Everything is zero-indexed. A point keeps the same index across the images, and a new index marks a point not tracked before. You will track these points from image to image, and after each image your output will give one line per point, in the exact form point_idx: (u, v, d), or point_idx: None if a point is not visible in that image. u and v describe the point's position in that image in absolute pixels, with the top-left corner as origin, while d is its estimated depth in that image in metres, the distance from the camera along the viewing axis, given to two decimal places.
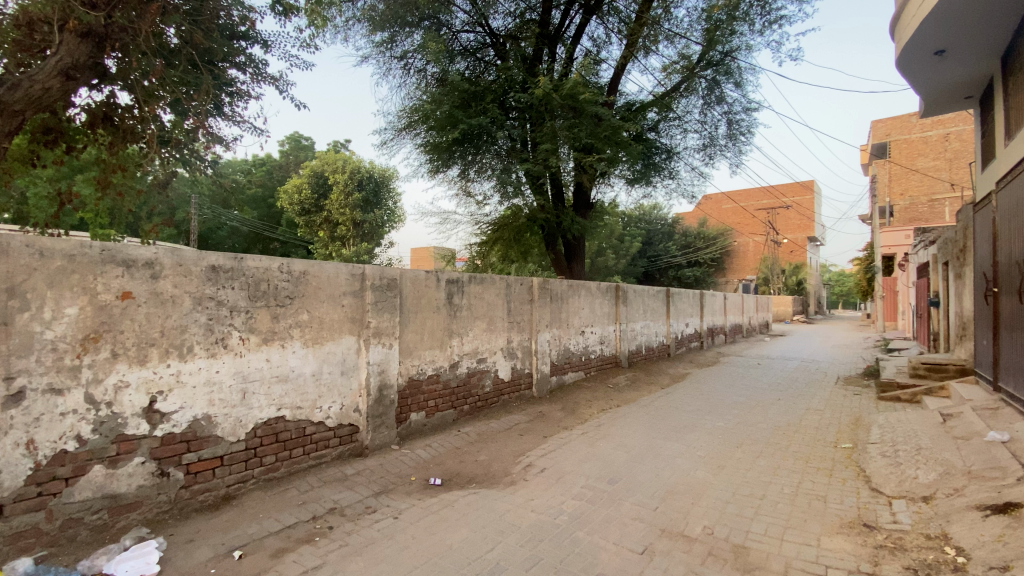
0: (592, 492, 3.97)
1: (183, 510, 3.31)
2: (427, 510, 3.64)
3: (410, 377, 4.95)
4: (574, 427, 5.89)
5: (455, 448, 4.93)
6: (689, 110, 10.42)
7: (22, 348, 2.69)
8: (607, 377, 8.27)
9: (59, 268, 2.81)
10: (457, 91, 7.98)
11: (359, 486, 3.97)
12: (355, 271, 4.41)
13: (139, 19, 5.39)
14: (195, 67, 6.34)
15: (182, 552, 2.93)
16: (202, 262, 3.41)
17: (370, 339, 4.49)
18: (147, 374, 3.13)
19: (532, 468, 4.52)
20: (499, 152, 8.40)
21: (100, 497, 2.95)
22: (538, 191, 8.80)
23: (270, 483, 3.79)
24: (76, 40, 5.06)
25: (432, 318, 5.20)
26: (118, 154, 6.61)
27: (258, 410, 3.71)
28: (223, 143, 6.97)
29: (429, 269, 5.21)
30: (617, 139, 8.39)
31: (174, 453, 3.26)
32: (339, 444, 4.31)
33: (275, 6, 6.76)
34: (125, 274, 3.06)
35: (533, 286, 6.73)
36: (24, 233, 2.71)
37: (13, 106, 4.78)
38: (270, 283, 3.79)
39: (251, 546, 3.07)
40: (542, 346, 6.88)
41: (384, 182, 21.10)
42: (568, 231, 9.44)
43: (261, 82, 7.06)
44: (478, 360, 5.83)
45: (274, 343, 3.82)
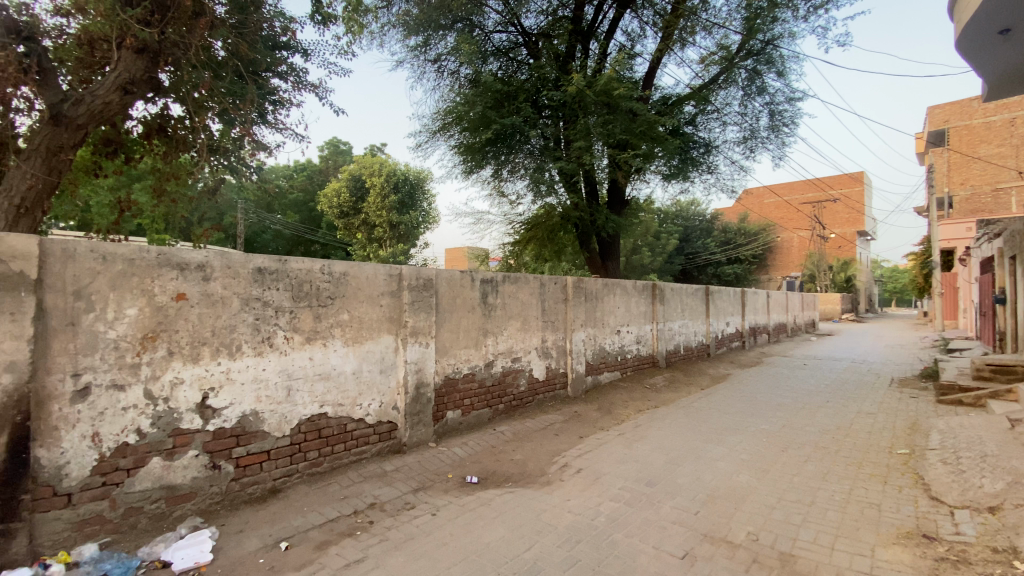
0: (630, 494, 3.91)
1: (233, 501, 3.45)
2: (464, 508, 3.67)
3: (446, 375, 5.01)
4: (611, 428, 5.82)
5: (491, 447, 4.96)
6: (728, 102, 10.10)
7: (87, 346, 2.87)
8: (645, 378, 8.12)
9: (120, 271, 2.99)
10: (490, 92, 7.99)
11: (398, 482, 4.05)
12: (393, 271, 4.50)
13: (190, 34, 5.67)
14: (240, 79, 6.61)
15: (233, 542, 3.06)
16: (249, 264, 3.56)
17: (407, 338, 4.57)
18: (200, 372, 3.29)
19: (569, 468, 4.49)
20: (532, 151, 8.40)
21: (158, 488, 3.12)
22: (572, 189, 8.70)
23: (314, 478, 3.91)
24: (133, 56, 5.33)
25: (467, 318, 5.25)
26: (171, 163, 6.96)
27: (302, 407, 3.84)
28: (267, 149, 7.25)
29: (464, 269, 5.24)
30: (653, 133, 8.22)
31: (225, 447, 3.41)
32: (378, 440, 4.41)
33: (314, 15, 6.98)
34: (180, 276, 3.23)
35: (567, 285, 6.69)
36: (89, 239, 2.89)
37: (77, 121, 5.11)
38: (312, 284, 3.92)
39: (297, 538, 3.18)
40: (578, 345, 6.82)
41: (419, 184, 21.45)
42: (602, 229, 9.29)
43: (302, 90, 7.31)
44: (513, 359, 5.84)
45: (316, 342, 3.95)
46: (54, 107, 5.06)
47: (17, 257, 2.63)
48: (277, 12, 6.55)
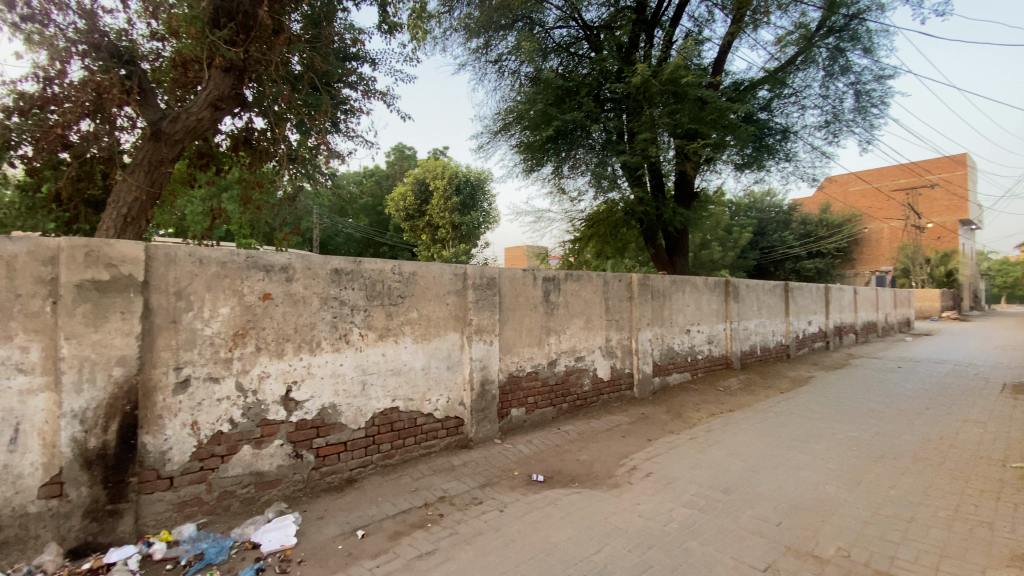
0: (704, 501, 3.73)
1: (314, 489, 3.66)
2: (531, 506, 3.66)
3: (510, 373, 5.03)
4: (682, 431, 5.58)
5: (556, 446, 4.92)
6: (807, 84, 9.40)
7: (187, 342, 3.14)
8: (717, 380, 7.73)
9: (214, 273, 3.25)
10: (552, 89, 7.93)
11: (465, 477, 4.11)
12: (458, 270, 4.58)
13: (270, 50, 6.06)
14: (315, 90, 6.99)
15: (314, 528, 3.25)
16: (327, 265, 3.75)
17: (472, 336, 4.63)
18: (284, 366, 3.52)
19: (637, 471, 4.36)
20: (594, 146, 8.24)
21: (248, 473, 3.37)
22: (636, 184, 8.44)
23: (387, 469, 4.07)
24: (221, 75, 5.76)
25: (530, 316, 5.24)
26: (256, 172, 7.53)
27: (375, 401, 4.00)
28: (340, 157, 7.64)
29: (526, 267, 5.23)
30: (724, 121, 7.81)
31: (306, 437, 3.62)
32: (446, 435, 4.51)
33: (381, 25, 7.25)
34: (265, 278, 3.46)
35: (632, 283, 6.51)
36: (188, 245, 3.16)
37: (174, 137, 5.63)
38: (384, 284, 4.07)
39: (372, 527, 3.32)
40: (644, 345, 6.61)
41: (480, 185, 21.78)
42: (670, 223, 8.90)
43: (371, 98, 7.61)
44: (576, 358, 5.76)
45: (388, 339, 4.09)
46: (155, 124, 5.59)
47: (127, 261, 2.93)
48: (347, 25, 6.89)
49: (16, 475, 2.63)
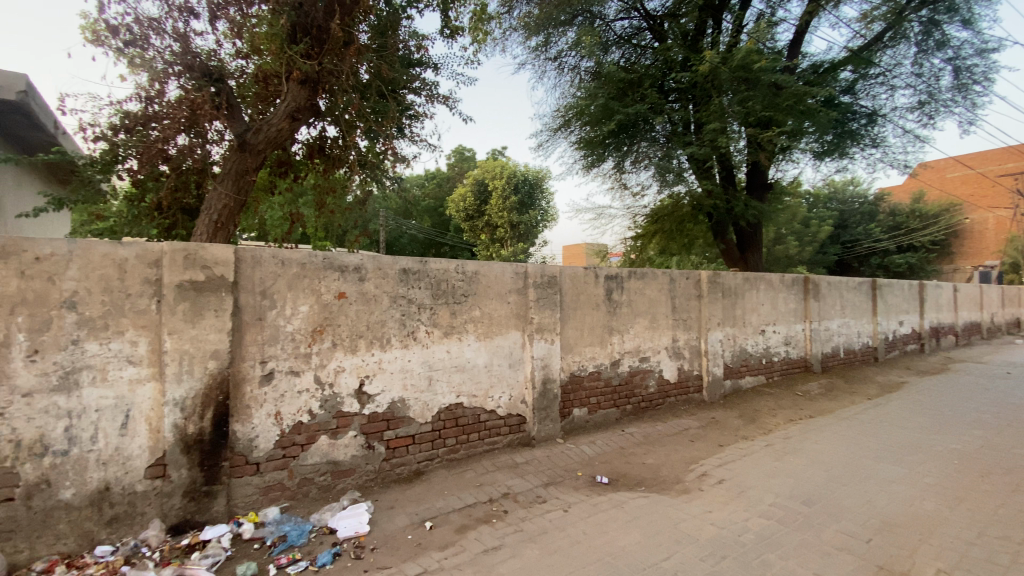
0: (783, 512, 3.50)
1: (384, 479, 3.82)
2: (596, 508, 3.61)
3: (572, 372, 4.99)
4: (756, 437, 5.29)
5: (621, 448, 4.82)
6: (897, 63, 8.59)
7: (271, 338, 3.37)
8: (795, 384, 7.26)
9: (295, 273, 3.46)
10: (613, 83, 7.76)
11: (529, 475, 4.12)
12: (520, 269, 4.59)
13: (341, 61, 6.36)
14: (382, 97, 7.27)
15: (386, 517, 3.38)
16: (396, 265, 3.90)
17: (534, 334, 4.63)
18: (358, 361, 3.69)
19: (708, 478, 4.17)
20: (657, 138, 7.98)
21: (325, 462, 3.56)
22: (705, 177, 8.05)
23: (453, 463, 4.16)
24: (298, 87, 6.12)
25: (592, 314, 5.16)
26: (330, 178, 7.94)
27: (441, 396, 4.11)
28: (405, 160, 7.89)
29: (588, 265, 5.15)
30: (801, 107, 7.37)
31: (377, 429, 3.78)
32: (509, 432, 4.55)
33: (443, 29, 7.41)
34: (340, 277, 3.65)
35: (701, 281, 6.23)
36: (271, 247, 3.38)
37: (257, 147, 6.08)
38: (449, 283, 4.16)
39: (439, 519, 3.41)
40: (714, 346, 6.32)
41: (539, 184, 21.76)
42: (741, 217, 8.46)
43: (434, 102, 7.79)
44: (641, 359, 5.61)
45: (453, 336, 4.19)
46: (241, 135, 6.05)
47: (219, 263, 3.18)
48: (411, 33, 7.13)
49: (127, 457, 2.93)
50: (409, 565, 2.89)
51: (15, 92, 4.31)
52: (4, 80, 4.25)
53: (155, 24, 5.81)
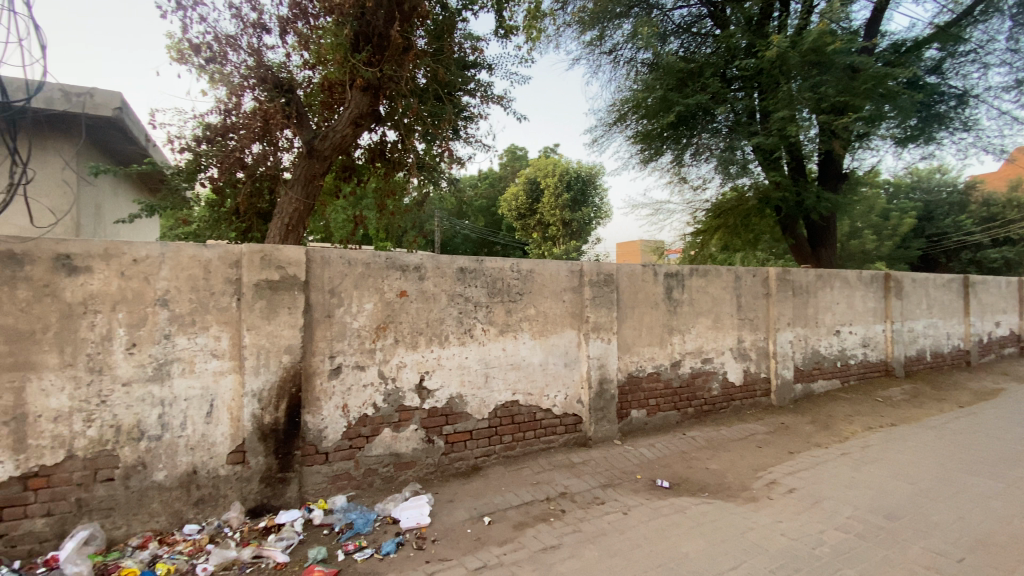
0: (862, 526, 3.26)
1: (444, 473, 3.91)
2: (657, 512, 3.51)
3: (630, 373, 4.88)
4: (831, 445, 4.96)
5: (682, 452, 4.67)
6: (992, 37, 7.77)
7: (338, 334, 3.54)
8: (874, 389, 6.74)
9: (360, 272, 3.61)
10: (672, 75, 7.51)
11: (586, 475, 4.08)
12: (575, 267, 4.55)
13: (401, 67, 6.56)
14: (438, 100, 7.43)
15: (446, 510, 3.46)
16: (453, 264, 3.97)
17: (590, 333, 4.57)
18: (418, 357, 3.81)
19: (778, 487, 3.96)
20: (719, 129, 7.64)
21: (388, 454, 3.69)
22: (773, 168, 7.59)
23: (510, 460, 4.19)
24: (360, 94, 6.40)
25: (650, 313, 5.02)
26: (390, 181, 8.21)
27: (498, 393, 4.15)
28: (461, 162, 8.02)
29: (646, 263, 5.02)
30: (881, 90, 6.90)
31: (437, 424, 3.88)
32: (565, 432, 4.52)
33: (498, 30, 7.46)
34: (402, 276, 3.77)
35: (768, 278, 5.92)
36: (338, 248, 3.54)
37: (324, 153, 6.40)
38: (504, 281, 4.19)
39: (498, 515, 3.44)
40: (783, 347, 5.98)
41: (592, 180, 21.47)
42: (813, 210, 7.94)
43: (489, 102, 7.86)
44: (703, 360, 5.40)
45: (508, 334, 4.21)
46: (309, 142, 6.39)
47: (292, 263, 3.36)
48: (466, 35, 7.25)
49: (212, 443, 3.17)
50: (469, 559, 2.94)
51: (111, 109, 4.73)
52: (102, 98, 4.68)
53: (231, 41, 6.23)
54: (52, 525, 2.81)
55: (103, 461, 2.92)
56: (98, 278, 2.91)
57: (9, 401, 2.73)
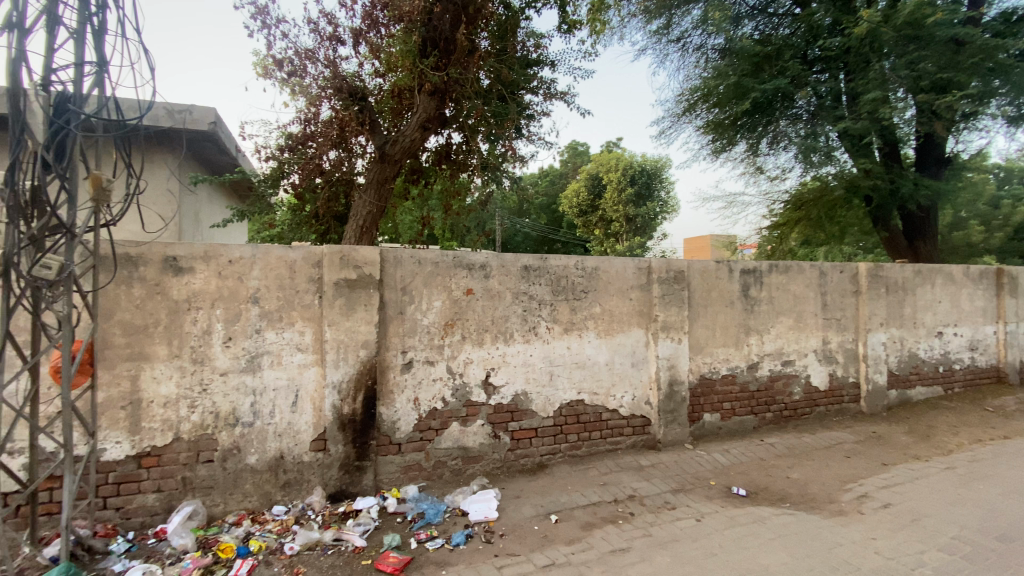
0: (972, 548, 2.93)
1: (510, 468, 3.96)
2: (734, 521, 3.35)
3: (702, 374, 4.68)
4: (933, 458, 4.50)
5: (760, 459, 4.41)
6: None
7: (410, 330, 3.68)
8: (984, 398, 6.04)
9: (429, 271, 3.73)
10: (746, 59, 7.09)
11: (656, 479, 3.97)
12: (642, 264, 4.42)
13: (466, 70, 6.70)
14: (502, 101, 7.48)
15: (513, 505, 3.50)
16: (518, 262, 4.00)
17: (659, 333, 4.42)
18: (484, 354, 3.87)
19: (869, 501, 3.64)
20: (801, 115, 7.16)
21: (456, 448, 3.79)
22: (862, 155, 7.01)
23: (575, 460, 4.17)
24: (428, 99, 6.61)
25: (725, 313, 4.79)
26: (455, 182, 8.40)
27: (563, 392, 4.13)
28: (523, 160, 8.04)
29: (720, 259, 4.78)
30: (991, 63, 6.16)
31: (503, 420, 3.93)
32: (633, 434, 4.42)
33: (561, 25, 7.41)
34: (468, 275, 3.84)
35: (858, 275, 5.45)
36: (409, 248, 3.67)
37: (394, 157, 6.67)
38: (569, 279, 4.16)
39: (565, 514, 3.43)
40: (875, 350, 5.49)
41: (657, 174, 20.83)
42: (909, 200, 7.23)
43: (552, 99, 7.82)
44: (784, 362, 5.08)
45: (573, 332, 4.18)
46: (381, 148, 6.70)
47: (368, 263, 3.52)
48: (529, 33, 7.28)
49: (297, 431, 3.40)
50: (537, 555, 2.95)
51: (207, 123, 5.19)
52: (199, 114, 5.15)
53: (310, 54, 6.63)
54: (161, 500, 3.13)
55: (204, 444, 3.22)
56: (199, 278, 3.20)
57: (127, 387, 3.07)
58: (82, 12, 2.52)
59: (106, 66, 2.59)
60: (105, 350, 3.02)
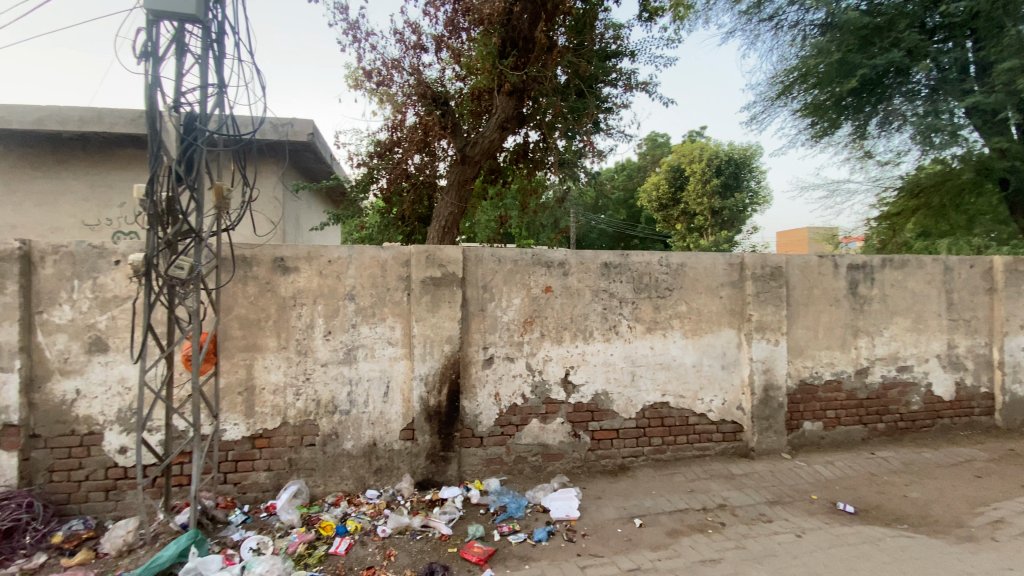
0: None
1: (591, 469, 3.91)
2: (840, 539, 3.07)
3: (801, 379, 4.33)
4: None
5: (871, 474, 4.00)
6: None
7: (490, 327, 3.75)
8: None
9: (509, 269, 3.78)
10: (853, 33, 6.32)
11: (749, 489, 3.73)
12: (734, 260, 4.17)
13: (544, 67, 6.71)
14: (580, 96, 7.39)
15: (595, 506, 3.46)
16: (598, 259, 3.93)
17: (752, 334, 4.15)
18: (563, 352, 3.86)
19: (1009, 528, 3.17)
20: (918, 91, 6.37)
21: (536, 445, 3.82)
22: (997, 133, 6.13)
23: (660, 464, 4.03)
24: (506, 99, 6.69)
25: (828, 312, 4.39)
26: (532, 180, 8.42)
27: (646, 393, 4.01)
28: (601, 154, 7.88)
29: (823, 253, 4.39)
30: None
31: (583, 419, 3.90)
32: (723, 440, 4.19)
33: (642, 14, 7.16)
34: (547, 272, 3.84)
35: (992, 269, 4.76)
36: (490, 247, 3.74)
37: (474, 158, 6.82)
38: (652, 276, 4.02)
39: (650, 518, 3.33)
40: (1014, 356, 4.78)
41: (746, 162, 19.55)
42: None
43: (632, 90, 7.59)
44: (899, 368, 4.56)
45: (657, 331, 4.04)
46: (463, 150, 6.89)
47: (451, 262, 3.63)
48: (608, 24, 7.11)
49: (387, 420, 3.60)
50: (621, 558, 2.90)
51: (306, 134, 5.61)
52: (300, 126, 5.59)
53: (396, 63, 6.96)
54: (272, 478, 3.46)
55: (308, 429, 3.50)
56: (303, 277, 3.49)
57: (243, 374, 3.42)
58: (205, 39, 2.84)
59: (224, 87, 2.89)
60: (225, 341, 3.38)
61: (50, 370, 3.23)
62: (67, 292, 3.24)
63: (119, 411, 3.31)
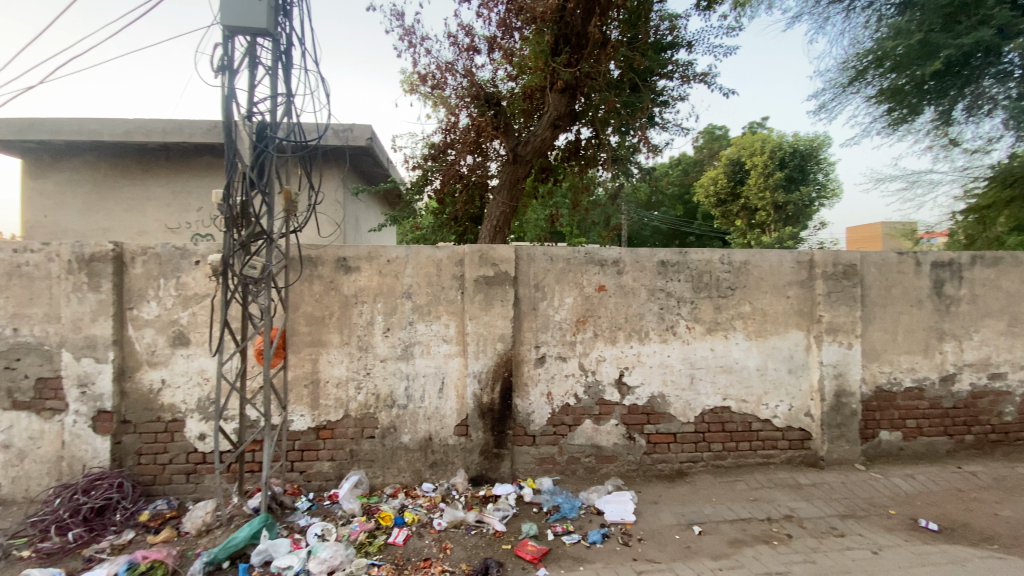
0: None
1: (646, 472, 3.83)
2: (923, 559, 2.84)
3: (878, 385, 4.04)
4: None
5: (958, 490, 3.67)
6: None
7: (543, 326, 3.75)
8: None
9: (562, 268, 3.76)
10: (936, 11, 5.76)
11: (818, 500, 3.53)
12: (802, 257, 3.95)
13: (598, 63, 6.61)
14: (635, 90, 7.23)
15: (650, 510, 3.38)
16: (654, 257, 3.83)
17: (822, 336, 3.92)
18: (617, 352, 3.79)
19: None
20: (1011, 71, 5.80)
21: (590, 446, 3.78)
22: None
23: (719, 470, 3.89)
24: (558, 96, 6.65)
25: (908, 314, 4.06)
26: (584, 178, 8.30)
27: (706, 397, 3.87)
28: (656, 149, 7.68)
29: (903, 249, 4.06)
30: None
31: (638, 421, 3.82)
32: (788, 448, 3.98)
33: (699, 2, 6.89)
34: (601, 271, 3.79)
35: None
36: (544, 246, 3.74)
37: (525, 157, 6.84)
38: (712, 275, 3.88)
39: (709, 526, 3.22)
40: None
41: (812, 154, 18.47)
42: None
43: (690, 82, 7.34)
44: (991, 375, 4.16)
45: (717, 333, 3.89)
46: (514, 149, 6.91)
47: (504, 261, 3.65)
48: (664, 15, 6.87)
49: (443, 416, 3.68)
50: (680, 566, 2.82)
51: (363, 139, 5.83)
52: (358, 132, 5.83)
53: (450, 66, 7.08)
54: (335, 468, 3.62)
55: (367, 422, 3.64)
56: (364, 275, 3.62)
57: (309, 368, 3.60)
58: (275, 50, 3.00)
59: (292, 96, 3.05)
60: (293, 337, 3.57)
61: (139, 361, 3.53)
62: (154, 290, 3.54)
63: (199, 400, 3.57)
